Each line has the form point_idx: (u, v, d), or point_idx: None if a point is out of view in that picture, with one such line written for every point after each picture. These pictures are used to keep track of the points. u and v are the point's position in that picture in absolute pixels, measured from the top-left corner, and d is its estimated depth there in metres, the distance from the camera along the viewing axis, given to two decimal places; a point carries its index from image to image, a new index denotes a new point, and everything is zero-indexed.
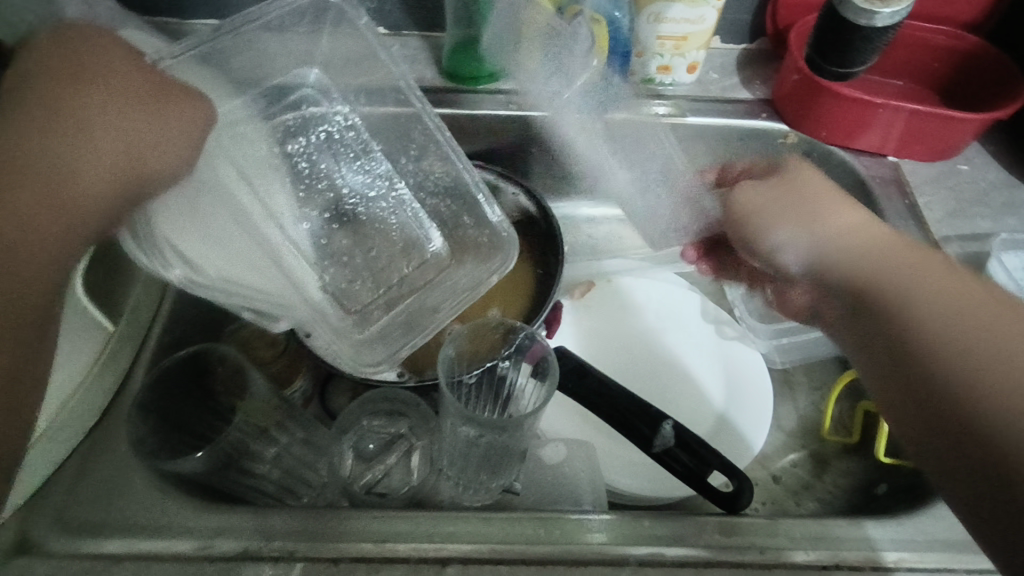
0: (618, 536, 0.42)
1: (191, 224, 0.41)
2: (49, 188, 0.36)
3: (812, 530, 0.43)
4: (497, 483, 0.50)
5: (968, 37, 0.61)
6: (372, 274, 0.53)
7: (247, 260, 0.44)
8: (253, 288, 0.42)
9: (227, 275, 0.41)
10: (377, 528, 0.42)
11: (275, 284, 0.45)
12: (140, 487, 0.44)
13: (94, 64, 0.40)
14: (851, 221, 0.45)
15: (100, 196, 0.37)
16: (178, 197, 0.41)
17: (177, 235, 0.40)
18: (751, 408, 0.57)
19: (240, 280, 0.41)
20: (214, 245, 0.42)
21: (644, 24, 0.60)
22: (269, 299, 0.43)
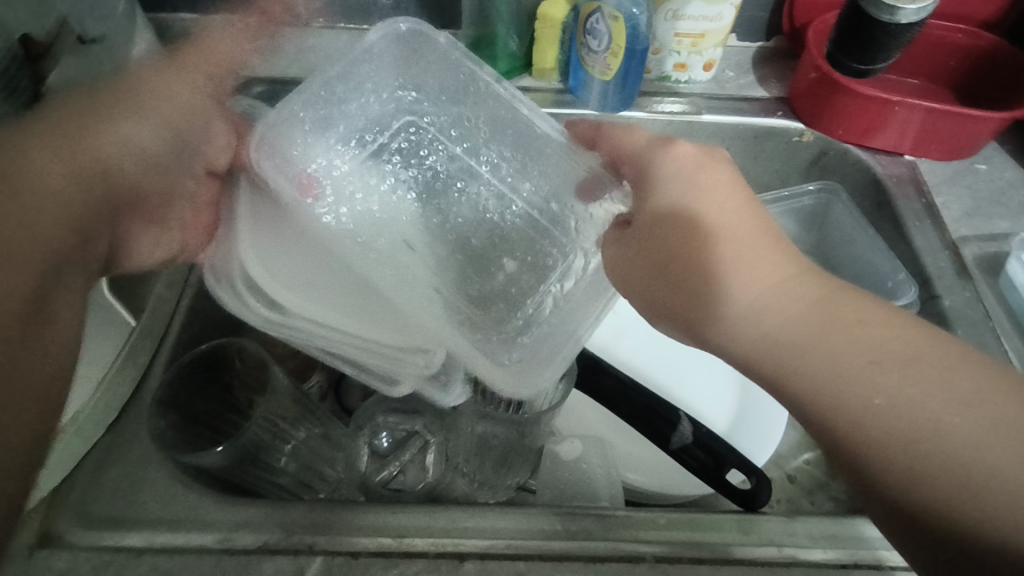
0: (634, 533, 0.42)
1: (297, 258, 0.45)
2: (79, 145, 0.39)
3: (829, 529, 0.43)
4: (511, 481, 0.51)
5: (985, 35, 0.61)
6: (485, 307, 0.43)
7: (354, 291, 0.43)
8: (338, 333, 0.42)
9: (317, 319, 0.42)
10: (394, 522, 0.42)
11: (382, 325, 0.42)
12: (159, 480, 0.44)
13: (145, 88, 0.44)
14: (759, 272, 0.36)
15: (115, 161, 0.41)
16: (279, 232, 0.45)
17: (269, 288, 0.43)
18: (757, 428, 0.56)
19: (332, 326, 0.42)
20: (312, 282, 0.44)
21: (661, 21, 0.60)
22: (382, 351, 0.41)
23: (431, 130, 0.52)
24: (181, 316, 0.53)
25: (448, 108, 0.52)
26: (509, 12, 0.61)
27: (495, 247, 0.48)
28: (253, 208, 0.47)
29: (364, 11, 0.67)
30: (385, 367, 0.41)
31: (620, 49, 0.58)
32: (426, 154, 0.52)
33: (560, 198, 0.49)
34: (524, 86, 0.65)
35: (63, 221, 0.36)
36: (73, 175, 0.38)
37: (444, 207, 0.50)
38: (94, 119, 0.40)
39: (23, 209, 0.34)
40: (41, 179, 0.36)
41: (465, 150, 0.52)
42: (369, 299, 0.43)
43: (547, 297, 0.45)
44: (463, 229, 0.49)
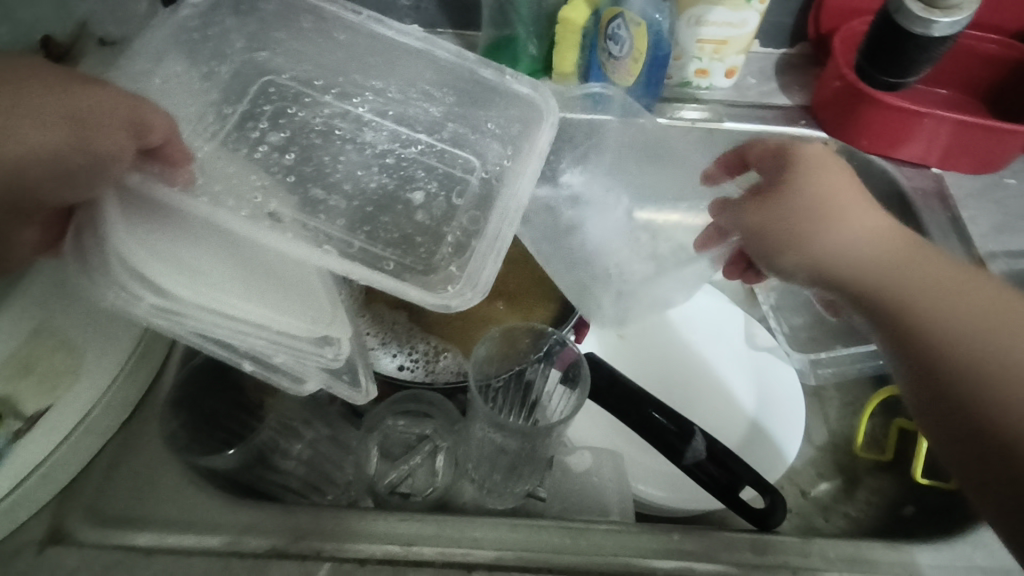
0: (646, 548, 0.42)
1: (182, 242, 0.36)
2: None
3: (848, 551, 0.42)
4: (521, 488, 0.49)
5: (1019, 47, 0.59)
6: (408, 253, 0.43)
7: (257, 278, 0.37)
8: (238, 323, 0.36)
9: (209, 305, 0.35)
10: (402, 530, 0.42)
11: (293, 309, 0.37)
12: (168, 479, 0.44)
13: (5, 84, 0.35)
14: (862, 231, 0.43)
15: None
16: (161, 219, 0.36)
17: (139, 259, 0.35)
18: (779, 423, 0.56)
19: (230, 315, 0.36)
20: (197, 268, 0.36)
21: (685, 28, 0.59)
22: (291, 344, 0.37)
23: (332, 116, 0.49)
24: None
25: (359, 89, 0.50)
26: (529, 15, 0.61)
27: (413, 224, 0.45)
28: (141, 205, 0.36)
29: (382, 13, 0.67)
30: (291, 365, 0.38)
31: (640, 56, 0.58)
32: (324, 146, 0.48)
33: (510, 159, 0.47)
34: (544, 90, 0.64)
35: None
36: None
37: (360, 187, 0.47)
38: None
39: None
40: None
41: (378, 124, 0.50)
42: (273, 284, 0.37)
43: (473, 244, 0.42)
44: (386, 200, 0.46)
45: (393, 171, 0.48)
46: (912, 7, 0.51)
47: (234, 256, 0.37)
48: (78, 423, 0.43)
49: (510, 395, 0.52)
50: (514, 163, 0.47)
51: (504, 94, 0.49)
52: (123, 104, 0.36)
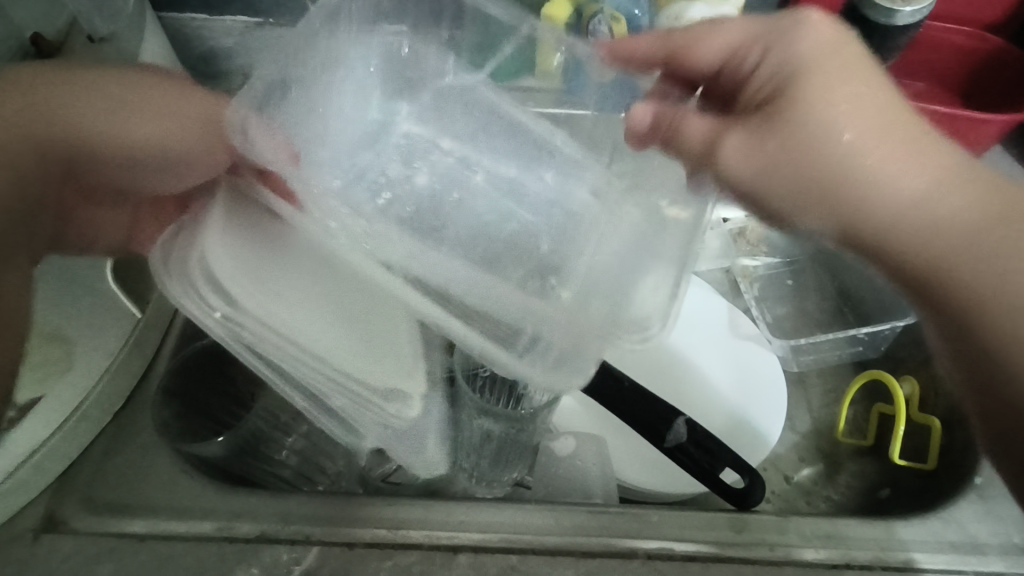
0: (627, 529, 0.43)
1: (278, 270, 0.38)
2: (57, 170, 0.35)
3: (824, 528, 0.43)
4: (509, 476, 0.51)
5: (989, 38, 0.61)
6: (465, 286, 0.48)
7: (343, 322, 0.39)
8: (317, 360, 0.37)
9: (316, 337, 0.37)
10: (390, 514, 0.43)
11: (370, 361, 0.38)
12: (160, 468, 0.45)
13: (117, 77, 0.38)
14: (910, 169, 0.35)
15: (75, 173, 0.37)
16: (256, 234, 0.39)
17: (218, 262, 0.36)
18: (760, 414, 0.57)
19: (314, 350, 0.36)
20: (280, 294, 0.37)
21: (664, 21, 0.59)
22: (355, 391, 0.37)
23: None
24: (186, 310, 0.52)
25: None
26: None
27: (469, 229, 0.44)
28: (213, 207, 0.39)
29: None
30: (349, 410, 0.38)
31: None
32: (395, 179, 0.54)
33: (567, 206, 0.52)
34: None
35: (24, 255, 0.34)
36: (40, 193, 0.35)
37: (409, 182, 0.47)
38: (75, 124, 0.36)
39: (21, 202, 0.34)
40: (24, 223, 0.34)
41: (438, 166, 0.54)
42: (352, 332, 0.39)
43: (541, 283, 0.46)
44: (434, 193, 0.46)
45: (428, 166, 0.48)
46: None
47: (310, 291, 0.38)
48: (72, 413, 0.44)
49: None
50: (609, 207, 0.44)
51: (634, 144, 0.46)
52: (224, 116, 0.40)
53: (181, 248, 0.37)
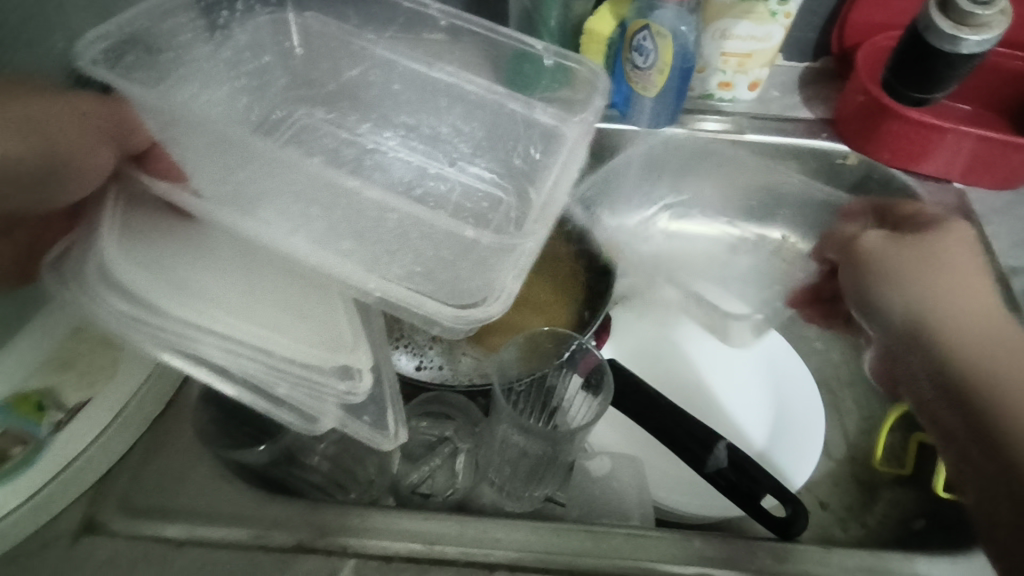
0: (667, 554, 0.42)
1: (189, 259, 0.39)
2: None
3: (869, 561, 0.42)
4: (541, 492, 0.50)
5: None
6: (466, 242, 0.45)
7: (275, 305, 0.39)
8: (252, 348, 0.37)
9: (246, 333, 0.37)
10: (424, 528, 0.43)
11: (291, 335, 0.38)
12: (201, 471, 0.46)
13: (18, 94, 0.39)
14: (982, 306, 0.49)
15: None
16: (170, 236, 0.40)
17: (131, 272, 0.38)
18: (796, 438, 0.55)
19: (241, 338, 0.37)
20: (201, 293, 0.38)
21: (710, 40, 0.60)
22: (303, 376, 0.37)
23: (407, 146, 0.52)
24: None
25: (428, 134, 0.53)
26: (557, 27, 0.62)
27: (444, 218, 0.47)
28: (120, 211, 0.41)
29: None
30: (294, 396, 0.38)
31: (666, 67, 0.58)
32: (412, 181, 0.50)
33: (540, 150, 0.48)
34: None
35: None
36: None
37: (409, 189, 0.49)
38: None
39: None
40: None
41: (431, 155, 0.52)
42: (283, 309, 0.39)
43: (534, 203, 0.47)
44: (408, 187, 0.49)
45: (336, 143, 0.51)
46: (941, 26, 0.52)
47: (232, 282, 0.39)
48: (113, 418, 0.46)
49: (529, 401, 0.52)
50: (509, 196, 0.48)
51: (546, 128, 0.48)
52: (99, 113, 0.40)
53: (79, 258, 0.39)
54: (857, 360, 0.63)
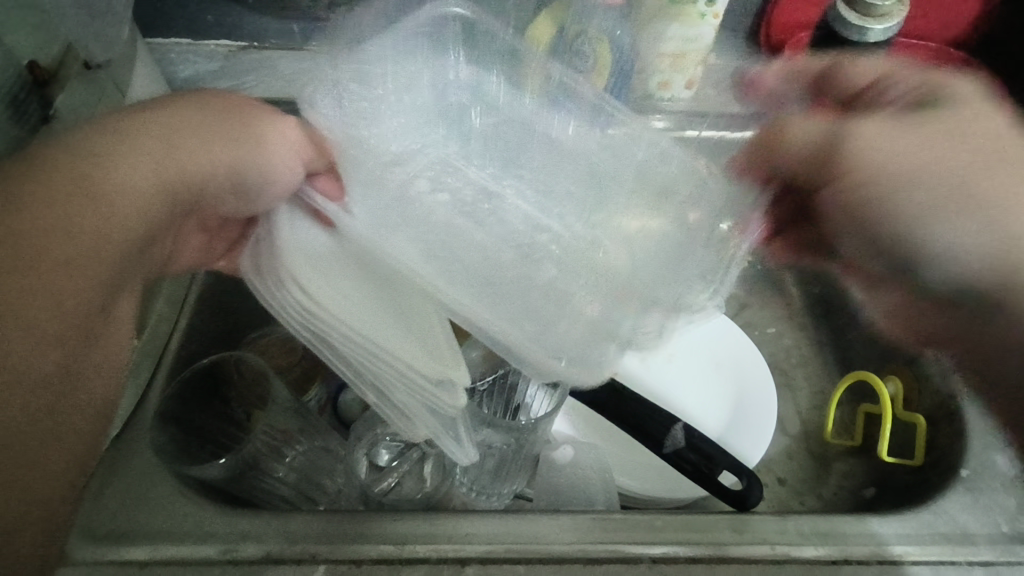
0: (633, 534, 0.43)
1: (337, 268, 0.42)
2: (110, 181, 0.35)
3: (821, 526, 0.44)
4: (509, 488, 0.52)
5: (951, 53, 0.65)
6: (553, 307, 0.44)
7: (403, 317, 0.41)
8: (381, 348, 0.39)
9: (366, 336, 0.39)
10: (393, 529, 0.43)
11: (416, 342, 0.40)
12: (161, 490, 0.45)
13: (215, 100, 0.42)
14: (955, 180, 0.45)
15: (152, 202, 0.37)
16: (312, 254, 0.42)
17: (293, 266, 0.40)
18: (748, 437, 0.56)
19: (364, 339, 0.39)
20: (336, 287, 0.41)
21: (645, 42, 0.63)
22: (411, 380, 0.39)
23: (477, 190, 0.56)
24: (180, 333, 0.54)
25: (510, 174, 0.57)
26: None
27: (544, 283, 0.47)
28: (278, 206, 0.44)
29: None
30: (406, 402, 0.40)
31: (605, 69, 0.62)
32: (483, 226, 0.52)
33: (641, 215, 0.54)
34: None
35: (97, 270, 0.34)
36: (130, 206, 0.36)
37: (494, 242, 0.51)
38: (205, 150, 0.39)
39: (98, 214, 0.34)
40: (79, 255, 0.33)
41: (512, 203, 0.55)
42: (414, 321, 0.41)
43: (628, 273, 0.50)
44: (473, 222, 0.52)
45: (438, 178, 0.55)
46: None
47: (376, 288, 0.42)
48: None
49: (494, 400, 0.53)
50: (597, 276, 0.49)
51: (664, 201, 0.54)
52: (299, 131, 0.44)
53: (269, 249, 0.43)
54: (802, 341, 0.67)
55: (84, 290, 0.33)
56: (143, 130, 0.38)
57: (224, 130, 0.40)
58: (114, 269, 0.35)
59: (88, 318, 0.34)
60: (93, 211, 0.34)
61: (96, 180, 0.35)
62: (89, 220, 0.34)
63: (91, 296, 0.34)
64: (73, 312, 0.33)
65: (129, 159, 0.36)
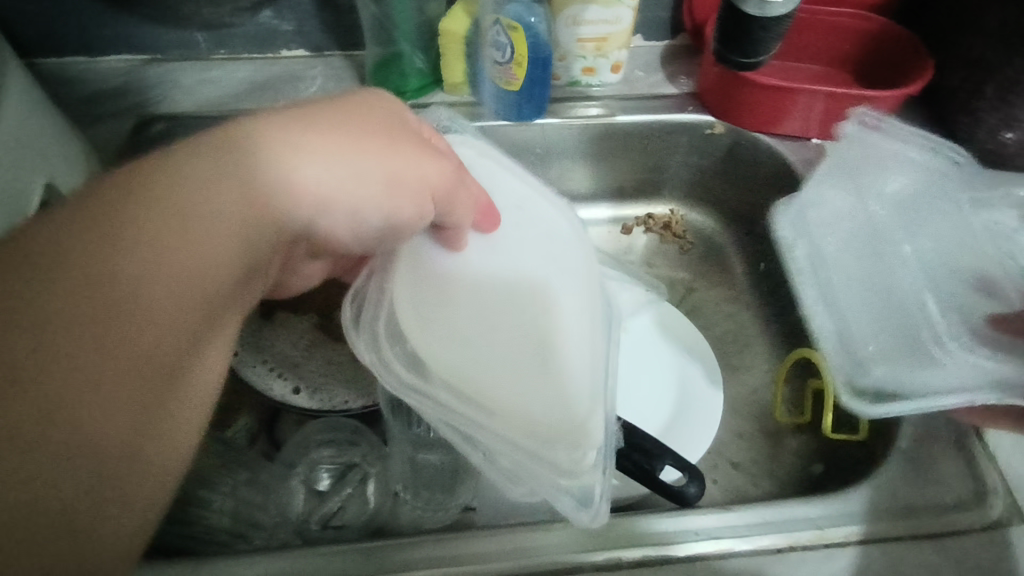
0: (575, 543, 0.42)
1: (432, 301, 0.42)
2: (189, 205, 0.29)
3: (764, 514, 0.43)
4: (456, 502, 0.50)
5: (875, 18, 0.63)
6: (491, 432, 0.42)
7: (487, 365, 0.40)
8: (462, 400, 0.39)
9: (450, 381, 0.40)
10: (327, 564, 0.41)
11: (515, 390, 0.39)
12: None
13: (375, 104, 0.39)
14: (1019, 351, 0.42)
15: (228, 246, 0.30)
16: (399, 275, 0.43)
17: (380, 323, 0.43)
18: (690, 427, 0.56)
19: (460, 395, 0.40)
20: (451, 317, 0.41)
21: (563, 28, 0.61)
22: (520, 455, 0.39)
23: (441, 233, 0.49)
24: None
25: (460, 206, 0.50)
26: (411, 31, 0.62)
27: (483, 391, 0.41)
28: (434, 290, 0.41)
29: (264, 39, 0.68)
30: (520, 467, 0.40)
31: (522, 59, 0.58)
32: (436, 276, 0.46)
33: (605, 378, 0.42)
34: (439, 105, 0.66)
35: (182, 325, 0.28)
36: (210, 236, 0.29)
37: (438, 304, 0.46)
38: (316, 163, 0.33)
39: (162, 270, 0.27)
40: (139, 323, 0.26)
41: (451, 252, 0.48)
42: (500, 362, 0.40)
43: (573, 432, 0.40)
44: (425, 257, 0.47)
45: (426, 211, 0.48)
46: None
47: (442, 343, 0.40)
48: None
49: None
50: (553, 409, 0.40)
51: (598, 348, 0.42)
52: (438, 169, 0.38)
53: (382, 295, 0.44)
54: (747, 321, 0.67)
55: (164, 356, 0.27)
56: (253, 134, 0.32)
57: (346, 153, 0.35)
58: (194, 320, 0.28)
59: (159, 391, 0.27)
60: (117, 250, 0.26)
61: (133, 206, 0.28)
62: (145, 282, 0.27)
63: (105, 357, 0.25)
64: (129, 372, 0.26)
65: (197, 167, 0.30)
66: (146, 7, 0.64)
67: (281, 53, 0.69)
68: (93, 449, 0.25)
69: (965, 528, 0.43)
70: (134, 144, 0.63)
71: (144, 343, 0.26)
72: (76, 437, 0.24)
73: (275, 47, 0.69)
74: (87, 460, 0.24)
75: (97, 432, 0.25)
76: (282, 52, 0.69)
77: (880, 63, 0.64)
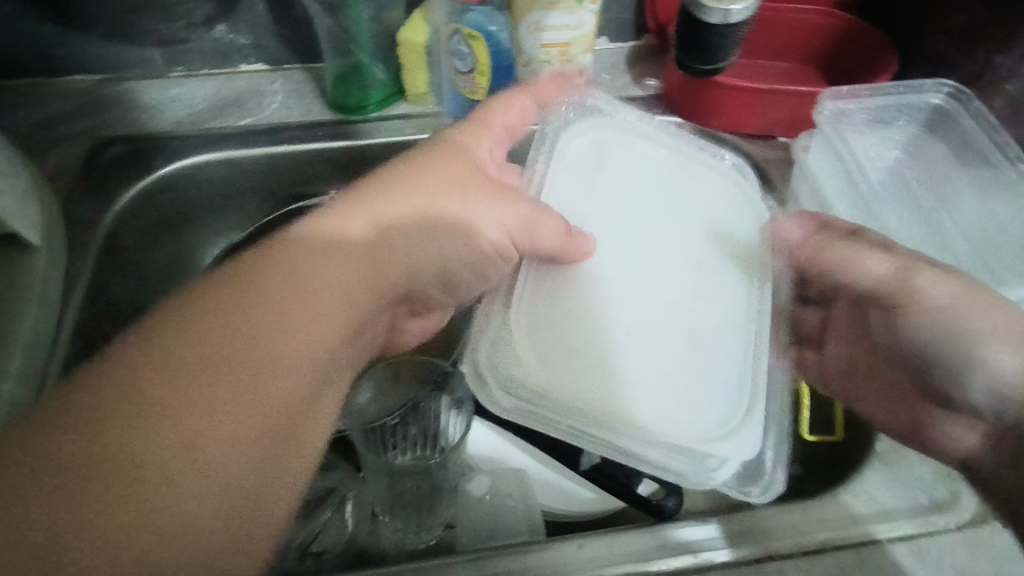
0: (555, 565, 0.41)
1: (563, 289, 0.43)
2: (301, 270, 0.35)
3: (743, 525, 0.43)
4: (438, 519, 0.49)
5: (838, 14, 0.63)
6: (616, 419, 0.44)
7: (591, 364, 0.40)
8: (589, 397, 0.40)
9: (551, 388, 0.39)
10: None
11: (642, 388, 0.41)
12: None
13: (462, 143, 0.43)
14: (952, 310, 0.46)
15: (334, 298, 0.36)
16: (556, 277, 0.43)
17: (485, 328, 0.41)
18: None
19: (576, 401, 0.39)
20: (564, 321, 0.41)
21: (525, 34, 0.58)
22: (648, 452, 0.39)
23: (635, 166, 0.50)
24: None
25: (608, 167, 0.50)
26: (371, 43, 0.61)
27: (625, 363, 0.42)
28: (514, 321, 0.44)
29: (220, 54, 0.66)
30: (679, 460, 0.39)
31: (485, 67, 0.58)
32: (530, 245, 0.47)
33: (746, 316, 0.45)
34: (404, 116, 0.65)
35: (305, 374, 0.33)
36: (329, 296, 0.35)
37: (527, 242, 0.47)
38: (407, 220, 0.39)
39: (288, 324, 0.33)
40: (270, 372, 0.32)
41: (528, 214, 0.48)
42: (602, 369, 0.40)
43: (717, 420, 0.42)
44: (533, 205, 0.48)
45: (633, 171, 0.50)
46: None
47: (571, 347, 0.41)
48: None
49: (410, 430, 0.51)
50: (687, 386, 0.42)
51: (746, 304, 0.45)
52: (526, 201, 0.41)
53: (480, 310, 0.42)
54: None
55: (287, 396, 0.32)
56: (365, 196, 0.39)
57: (412, 194, 0.40)
58: (314, 371, 0.34)
59: (288, 424, 0.32)
60: (253, 311, 0.33)
61: (257, 275, 0.34)
62: (278, 331, 0.33)
63: (246, 394, 0.31)
64: (265, 407, 0.31)
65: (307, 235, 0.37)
66: (96, 26, 0.62)
67: (238, 67, 0.67)
68: (226, 480, 0.29)
69: (941, 528, 0.43)
70: (90, 168, 0.61)
71: (270, 377, 0.32)
72: (206, 464, 0.29)
73: (232, 62, 0.67)
74: (221, 491, 0.29)
75: (222, 471, 0.29)
76: (241, 67, 0.67)
77: (844, 59, 0.64)
